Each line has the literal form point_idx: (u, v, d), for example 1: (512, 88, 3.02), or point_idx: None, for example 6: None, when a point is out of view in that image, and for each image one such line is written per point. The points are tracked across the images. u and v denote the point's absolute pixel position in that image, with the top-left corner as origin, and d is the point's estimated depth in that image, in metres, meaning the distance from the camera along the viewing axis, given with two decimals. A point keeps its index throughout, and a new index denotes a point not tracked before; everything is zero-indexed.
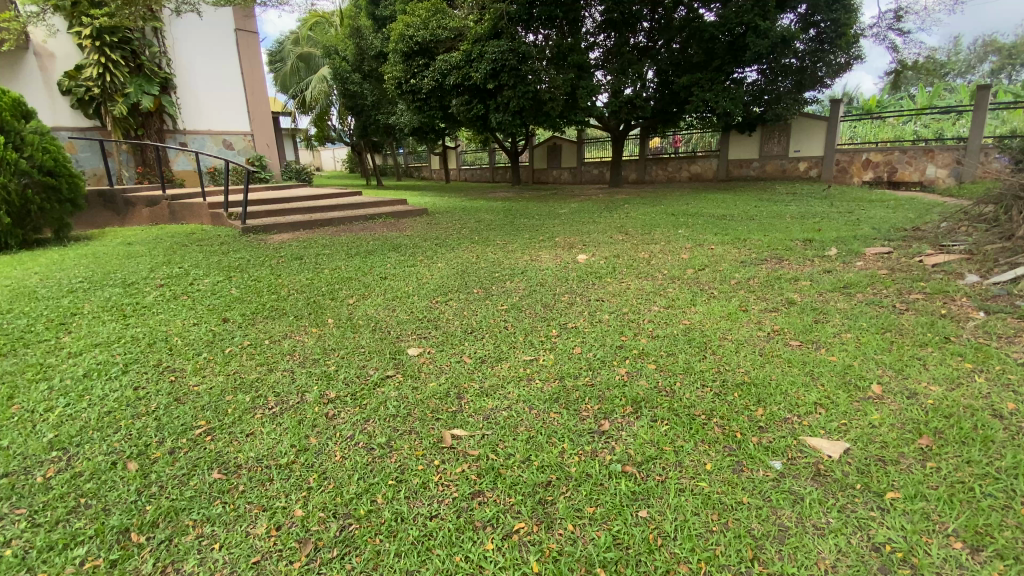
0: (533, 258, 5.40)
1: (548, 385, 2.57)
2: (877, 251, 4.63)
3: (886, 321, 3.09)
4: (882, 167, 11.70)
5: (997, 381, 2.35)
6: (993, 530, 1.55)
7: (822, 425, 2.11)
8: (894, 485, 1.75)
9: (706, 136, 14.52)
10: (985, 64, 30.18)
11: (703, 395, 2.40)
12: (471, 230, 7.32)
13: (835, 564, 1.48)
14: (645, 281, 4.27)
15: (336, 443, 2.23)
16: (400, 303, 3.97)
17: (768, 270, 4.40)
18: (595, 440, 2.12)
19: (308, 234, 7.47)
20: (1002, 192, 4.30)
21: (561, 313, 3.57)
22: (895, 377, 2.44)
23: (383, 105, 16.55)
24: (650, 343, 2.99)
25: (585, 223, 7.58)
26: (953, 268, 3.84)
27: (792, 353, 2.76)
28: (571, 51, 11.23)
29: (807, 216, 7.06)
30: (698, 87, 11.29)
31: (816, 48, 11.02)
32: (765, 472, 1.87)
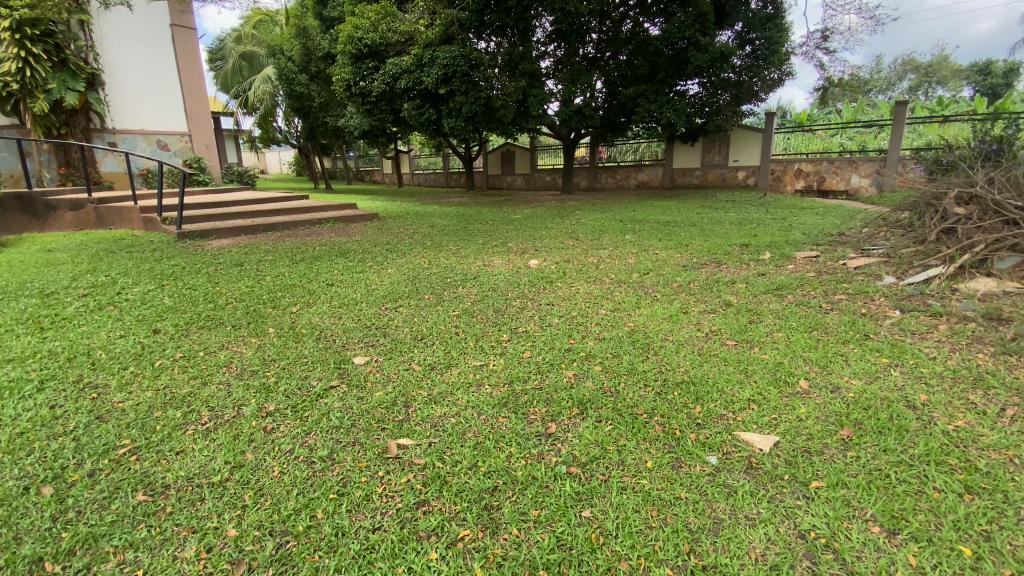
0: (486, 263, 5.40)
1: (497, 390, 2.57)
2: (806, 255, 4.94)
3: (813, 320, 3.29)
4: (812, 176, 12.55)
5: (910, 374, 2.54)
6: (907, 514, 1.66)
7: (755, 420, 2.21)
8: (819, 475, 1.86)
9: (652, 145, 15.05)
10: (904, 82, 32.87)
11: (645, 394, 2.47)
12: (423, 235, 7.22)
13: (765, 552, 1.55)
14: (594, 285, 4.36)
15: (274, 458, 2.13)
16: (347, 310, 3.87)
17: (707, 273, 4.60)
18: (542, 443, 2.13)
19: (248, 240, 7.12)
20: (915, 200, 4.67)
21: (512, 318, 3.58)
22: (820, 372, 2.61)
23: (331, 107, 16.11)
24: (598, 345, 3.05)
25: (537, 229, 7.67)
26: (873, 270, 4.14)
27: (728, 352, 2.89)
28: (523, 59, 11.33)
29: (745, 222, 7.44)
30: (644, 98, 11.67)
31: (751, 64, 11.67)
32: (701, 467, 1.94)
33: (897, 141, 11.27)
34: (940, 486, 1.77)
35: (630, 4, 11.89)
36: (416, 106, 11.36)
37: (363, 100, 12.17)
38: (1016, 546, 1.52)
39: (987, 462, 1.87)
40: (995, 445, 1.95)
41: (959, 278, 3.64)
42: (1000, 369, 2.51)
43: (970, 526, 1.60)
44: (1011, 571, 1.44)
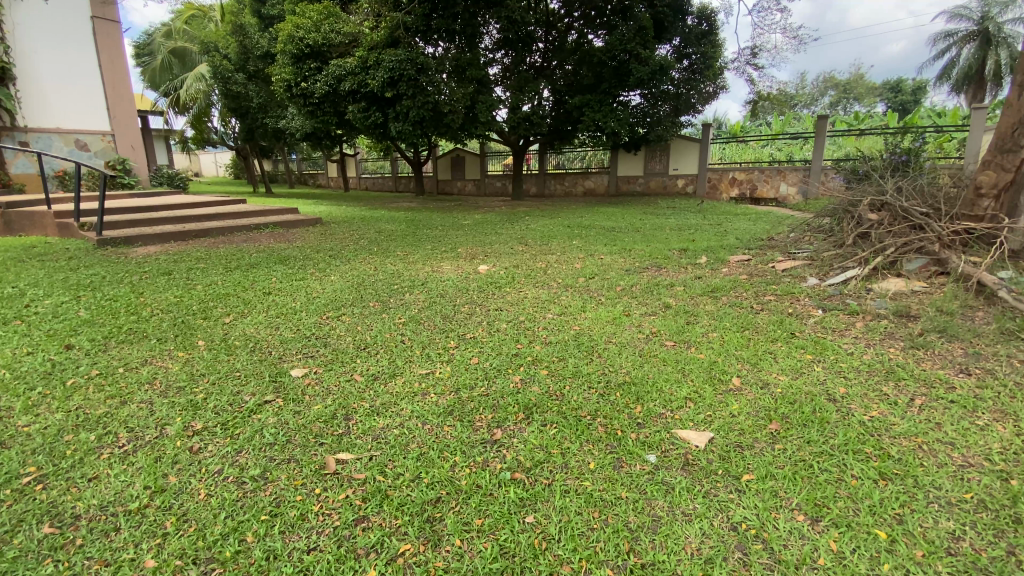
0: (434, 268, 5.32)
1: (443, 398, 2.52)
2: (739, 258, 5.21)
3: (745, 320, 3.46)
4: (745, 184, 13.28)
5: (830, 369, 2.72)
6: (828, 502, 1.77)
7: (691, 417, 2.30)
8: (750, 468, 1.95)
9: (598, 153, 15.45)
10: (826, 97, 35.44)
11: (589, 396, 2.51)
12: (369, 241, 7.04)
13: (700, 546, 1.60)
14: (542, 290, 4.40)
15: (201, 481, 1.99)
16: (285, 320, 3.69)
17: (649, 276, 4.76)
18: (487, 450, 2.11)
19: (179, 246, 6.69)
20: (834, 207, 5.02)
21: (460, 324, 3.53)
22: (752, 369, 2.74)
23: (271, 108, 15.46)
24: (544, 349, 3.06)
25: (487, 234, 7.67)
26: (799, 272, 4.42)
27: (667, 352, 2.99)
28: (470, 65, 11.25)
29: (684, 227, 7.75)
30: (588, 107, 11.91)
31: (689, 77, 12.25)
32: (641, 466, 1.99)
33: (820, 152, 12.11)
34: (856, 473, 1.90)
35: (574, 15, 12.20)
36: (361, 109, 11.11)
37: (305, 102, 11.76)
38: (925, 527, 1.64)
39: (898, 449, 2.02)
40: (905, 433, 2.12)
41: (873, 279, 3.94)
42: (909, 362, 2.74)
43: (884, 510, 1.72)
44: (919, 551, 1.55)
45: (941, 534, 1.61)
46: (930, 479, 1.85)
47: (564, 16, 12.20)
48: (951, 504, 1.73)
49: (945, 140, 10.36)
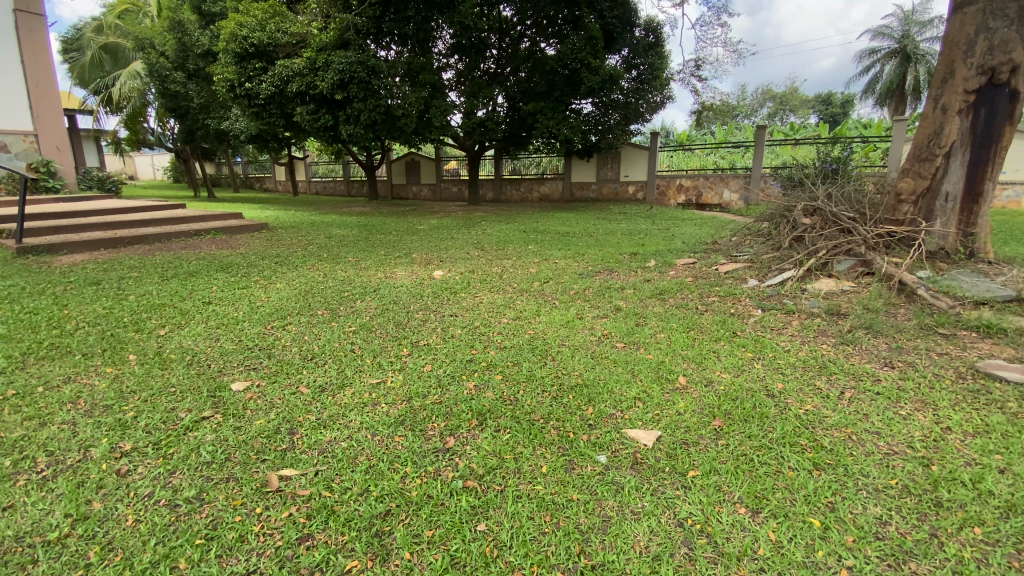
0: (388, 274, 5.23)
1: (394, 408, 2.47)
2: (685, 261, 5.40)
3: (691, 320, 3.60)
4: (691, 191, 13.84)
5: (770, 366, 2.86)
6: (767, 494, 1.85)
7: (640, 417, 2.36)
8: (695, 464, 2.01)
9: (552, 159, 15.66)
10: (764, 108, 37.37)
11: (542, 400, 2.52)
12: (318, 247, 6.82)
13: (648, 544, 1.63)
14: (497, 295, 4.39)
15: (130, 505, 1.85)
16: (226, 331, 3.51)
17: (601, 280, 4.86)
18: (439, 459, 2.07)
19: (110, 254, 6.26)
20: (771, 212, 5.30)
21: (413, 331, 3.47)
22: (697, 368, 2.84)
23: (213, 109, 14.77)
24: (499, 354, 3.06)
25: (442, 239, 7.60)
26: (741, 274, 4.63)
27: (618, 354, 3.05)
28: (423, 69, 11.11)
29: (634, 232, 7.97)
30: (542, 114, 12.06)
31: (637, 87, 12.65)
32: (592, 467, 2.01)
33: (759, 161, 12.77)
34: (793, 465, 2.00)
35: (527, 24, 12.32)
36: (310, 111, 10.79)
37: (249, 102, 11.30)
38: (855, 514, 1.74)
39: (831, 440, 2.14)
40: (836, 424, 2.25)
41: (807, 279, 4.18)
42: (839, 357, 2.92)
43: (817, 499, 1.81)
44: (850, 537, 1.65)
45: (870, 520, 1.71)
46: (859, 467, 1.97)
47: (517, 24, 12.26)
48: (878, 490, 1.85)
49: (871, 149, 11.14)
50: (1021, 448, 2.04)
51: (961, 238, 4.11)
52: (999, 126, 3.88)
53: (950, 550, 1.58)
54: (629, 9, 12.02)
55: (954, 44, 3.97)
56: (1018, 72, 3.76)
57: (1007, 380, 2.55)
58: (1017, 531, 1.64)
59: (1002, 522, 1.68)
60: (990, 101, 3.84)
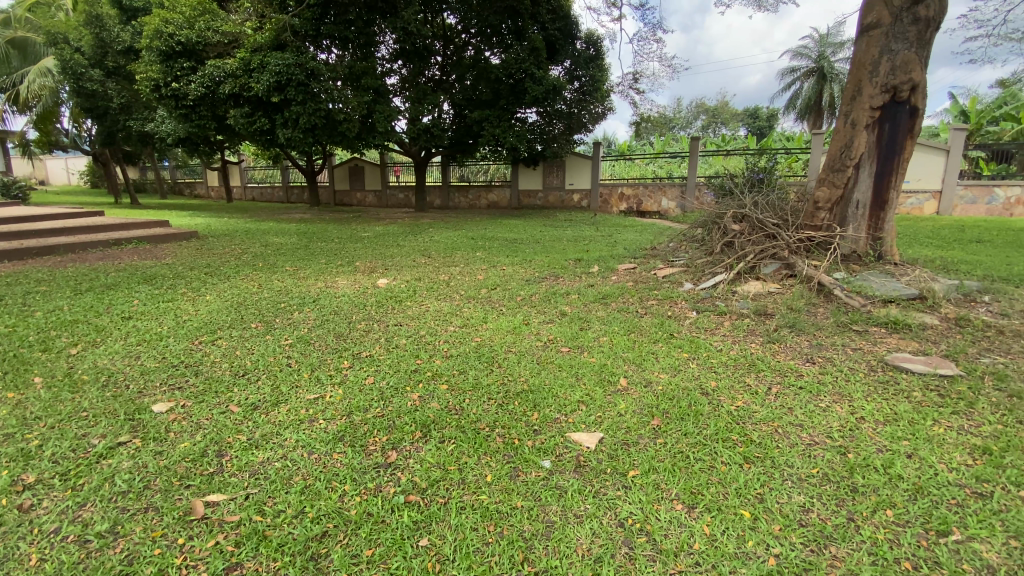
0: (328, 283, 5.06)
1: (333, 424, 2.37)
2: (626, 267, 5.57)
3: (632, 323, 3.72)
4: (632, 200, 14.33)
5: (703, 365, 2.99)
6: (702, 489, 1.92)
7: (583, 420, 2.40)
8: (635, 464, 2.07)
9: (500, 166, 15.76)
10: (698, 120, 39.36)
11: (488, 407, 2.51)
12: (253, 257, 6.49)
13: (591, 547, 1.65)
14: (444, 302, 4.35)
15: (32, 544, 1.67)
16: (147, 348, 3.26)
17: (547, 286, 4.92)
18: (381, 474, 2.01)
19: (13, 265, 5.68)
20: (705, 218, 5.56)
21: (355, 342, 3.36)
22: (637, 369, 2.94)
23: (136, 110, 13.81)
24: (444, 363, 3.02)
25: (387, 246, 7.43)
26: (678, 278, 4.83)
27: (563, 358, 3.09)
28: (365, 73, 10.89)
29: (579, 238, 8.14)
30: (488, 122, 12.11)
31: (580, 98, 12.97)
32: (536, 473, 2.02)
33: (694, 170, 13.40)
34: (726, 459, 2.09)
35: (471, 32, 12.38)
36: (244, 114, 10.33)
37: (176, 104, 10.66)
38: (781, 503, 1.84)
39: (759, 434, 2.26)
40: (764, 419, 2.38)
41: (738, 282, 4.42)
42: (767, 355, 3.10)
43: (748, 491, 1.91)
44: (777, 526, 1.74)
45: (795, 508, 1.82)
46: (784, 458, 2.09)
47: (461, 32, 12.34)
48: (801, 479, 1.97)
49: (794, 160, 11.97)
50: (924, 433, 2.24)
51: (871, 242, 4.49)
52: (900, 139, 4.29)
53: (865, 532, 1.70)
54: (570, 22, 12.37)
55: (861, 65, 4.33)
56: (916, 91, 4.16)
57: (912, 370, 2.80)
58: (923, 511, 1.79)
59: (911, 503, 1.83)
60: (893, 117, 4.24)
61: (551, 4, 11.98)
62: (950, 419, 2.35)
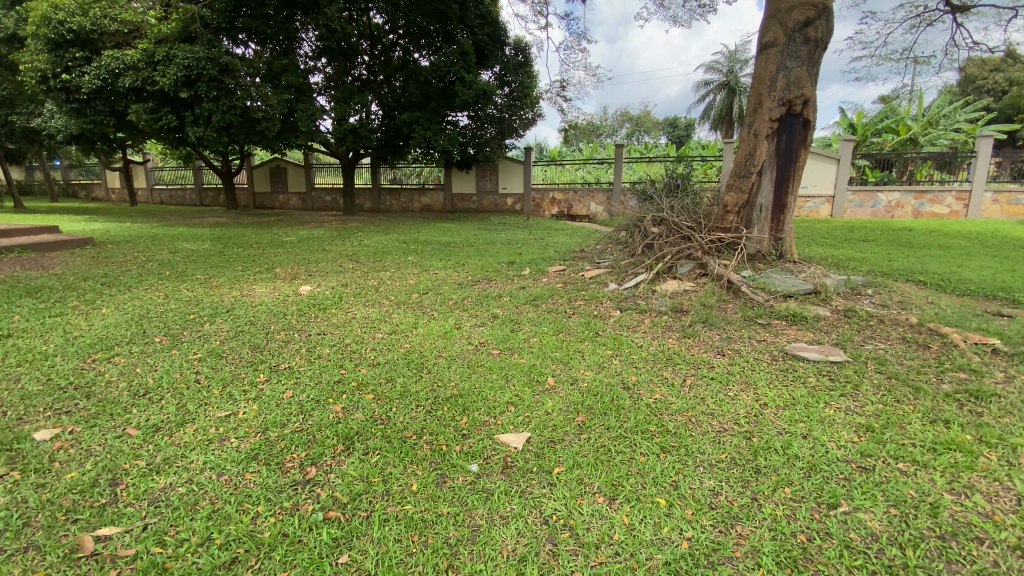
0: (246, 292, 4.78)
1: (246, 442, 2.23)
2: (556, 269, 5.71)
3: (560, 323, 3.81)
4: (563, 204, 14.71)
5: (626, 360, 3.13)
6: (623, 480, 2.00)
7: (512, 421, 2.42)
8: (560, 460, 2.12)
9: (432, 169, 15.60)
10: (623, 128, 41.08)
11: (416, 415, 2.46)
12: (159, 264, 5.99)
13: (516, 547, 1.67)
14: (372, 308, 4.24)
15: None
16: (29, 369, 2.91)
17: (479, 289, 4.94)
18: (298, 492, 1.92)
19: None
20: (628, 221, 5.80)
21: (273, 354, 3.19)
22: (565, 368, 3.01)
23: (18, 102, 12.35)
24: (369, 372, 2.93)
25: (312, 252, 7.11)
26: (604, 279, 5.01)
27: (493, 360, 3.11)
28: (285, 71, 10.40)
29: (511, 242, 8.21)
30: (418, 124, 11.91)
31: (510, 104, 12.99)
32: (464, 477, 2.02)
33: (619, 176, 13.96)
34: (645, 451, 2.19)
35: (399, 33, 12.18)
36: (148, 109, 9.57)
37: (68, 97, 9.84)
38: (694, 489, 1.96)
39: (675, 424, 2.40)
40: (678, 409, 2.53)
41: (657, 281, 4.66)
42: (683, 349, 3.29)
43: (663, 480, 2.01)
44: (690, 511, 1.85)
45: (706, 492, 1.94)
46: (697, 446, 2.22)
47: (388, 32, 12.13)
48: (712, 464, 2.10)
49: (709, 167, 12.82)
50: (818, 415, 2.47)
51: (773, 242, 4.88)
52: (796, 149, 4.70)
53: (767, 510, 1.85)
54: (499, 28, 12.53)
55: (761, 80, 4.71)
56: (808, 104, 4.57)
57: (807, 359, 3.08)
58: (816, 486, 1.97)
59: (805, 480, 2.01)
60: (789, 128, 4.64)
61: (479, 9, 12.09)
62: (839, 401, 2.61)
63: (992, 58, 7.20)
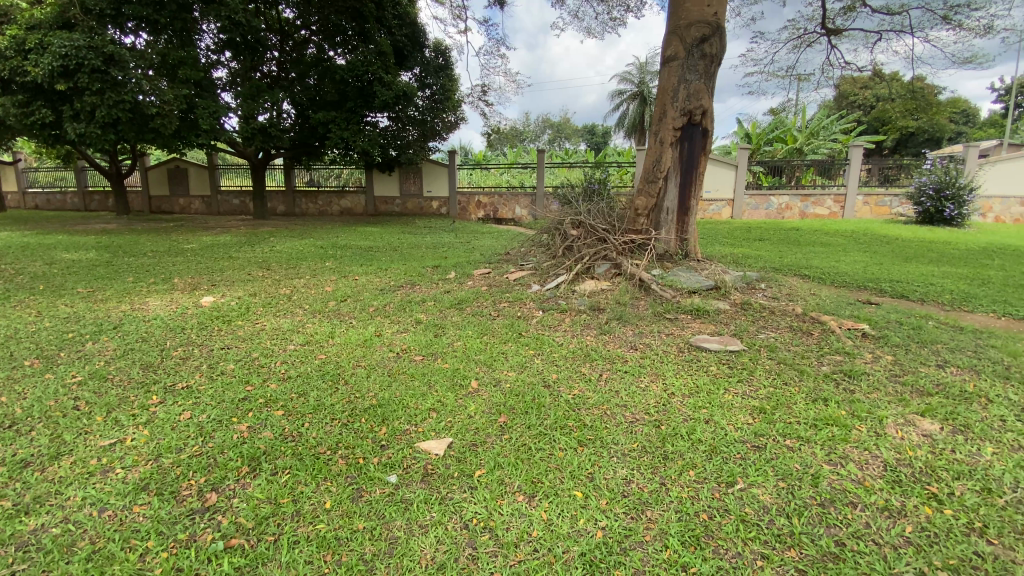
0: (138, 305, 4.34)
1: (134, 472, 2.03)
2: (481, 272, 5.72)
3: (484, 326, 3.83)
4: (488, 207, 14.81)
5: (547, 359, 3.21)
6: (542, 477, 2.05)
7: (433, 428, 2.39)
8: (481, 463, 2.13)
9: (353, 172, 15.06)
10: (545, 134, 42.08)
11: (331, 429, 2.37)
12: (30, 278, 5.27)
13: (434, 555, 1.66)
14: (284, 319, 4.02)
15: None
16: None
17: (402, 294, 4.84)
18: (197, 521, 1.78)
19: None
20: (549, 224, 5.94)
21: (169, 373, 2.92)
22: (488, 371, 3.02)
23: None
24: (279, 388, 2.76)
25: (216, 260, 6.59)
26: (527, 280, 5.11)
27: (415, 367, 3.06)
28: (183, 64, 9.59)
29: (436, 246, 8.11)
30: (334, 125, 11.43)
31: (431, 106, 12.80)
32: (381, 490, 1.96)
33: (542, 180, 14.30)
34: (563, 445, 2.27)
35: (312, 29, 11.65)
36: (16, 102, 8.47)
37: None
38: (608, 478, 2.05)
39: (591, 418, 2.49)
40: (595, 403, 2.63)
41: (576, 281, 4.82)
42: (600, 345, 3.43)
43: (580, 473, 2.08)
44: (604, 500, 1.93)
45: (619, 481, 2.04)
46: (611, 437, 2.33)
47: (300, 28, 11.57)
48: (626, 454, 2.21)
49: (624, 172, 13.49)
50: (718, 400, 2.68)
51: (679, 243, 5.22)
52: (697, 157, 5.05)
53: (673, 493, 1.97)
54: (418, 29, 12.36)
55: (665, 91, 5.01)
56: (706, 115, 4.94)
57: (709, 349, 3.33)
58: (716, 467, 2.14)
59: (707, 462, 2.17)
60: (690, 137, 4.98)
61: (397, 9, 11.89)
62: (736, 386, 2.84)
63: (859, 77, 8.19)
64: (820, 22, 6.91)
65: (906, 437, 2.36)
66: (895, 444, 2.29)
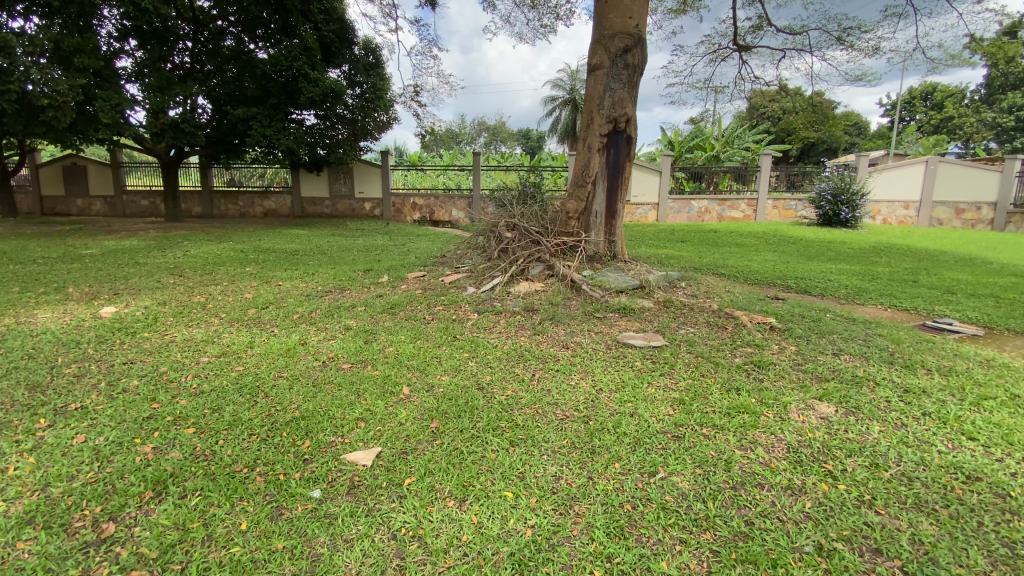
0: (24, 318, 3.88)
1: (17, 505, 1.82)
2: (415, 275, 5.63)
3: (417, 330, 3.77)
4: (424, 209, 14.61)
5: (481, 361, 3.22)
6: (473, 480, 2.05)
7: (361, 438, 2.33)
8: (410, 471, 2.10)
9: (278, 171, 14.31)
10: (481, 137, 42.08)
11: (248, 445, 2.24)
12: None
13: (360, 569, 1.62)
14: (197, 329, 3.74)
15: None
16: None
17: (331, 299, 4.66)
18: (93, 554, 1.62)
19: None
20: (483, 226, 5.95)
21: (61, 392, 2.64)
22: (420, 376, 2.98)
23: None
24: (189, 404, 2.57)
25: (118, 266, 6.02)
26: (461, 283, 5.09)
27: (342, 376, 2.95)
28: (78, 51, 8.62)
29: (369, 249, 7.86)
30: (256, 121, 10.81)
31: (362, 105, 12.44)
32: (304, 506, 1.88)
33: (478, 182, 14.30)
34: (495, 447, 2.29)
35: (229, 20, 11.03)
36: None
37: None
38: (538, 477, 2.09)
39: (522, 417, 2.53)
40: (527, 403, 2.67)
41: (510, 283, 4.87)
42: (533, 346, 3.49)
43: (511, 473, 2.11)
44: (534, 499, 1.97)
45: (549, 479, 2.08)
46: (542, 435, 2.38)
47: (216, 18, 10.91)
48: (555, 452, 2.26)
49: (558, 176, 13.80)
50: (642, 394, 2.81)
51: (608, 245, 5.41)
52: (622, 163, 5.27)
53: (600, 487, 2.04)
54: (346, 26, 11.97)
55: (591, 99, 5.19)
56: (629, 123, 5.16)
57: (634, 345, 3.48)
58: (640, 458, 2.24)
59: (632, 455, 2.26)
60: (616, 144, 5.19)
61: (323, 4, 11.45)
62: (658, 379, 3.00)
63: (767, 91, 8.89)
64: (732, 39, 7.43)
65: (806, 420, 2.59)
66: (798, 428, 2.51)
